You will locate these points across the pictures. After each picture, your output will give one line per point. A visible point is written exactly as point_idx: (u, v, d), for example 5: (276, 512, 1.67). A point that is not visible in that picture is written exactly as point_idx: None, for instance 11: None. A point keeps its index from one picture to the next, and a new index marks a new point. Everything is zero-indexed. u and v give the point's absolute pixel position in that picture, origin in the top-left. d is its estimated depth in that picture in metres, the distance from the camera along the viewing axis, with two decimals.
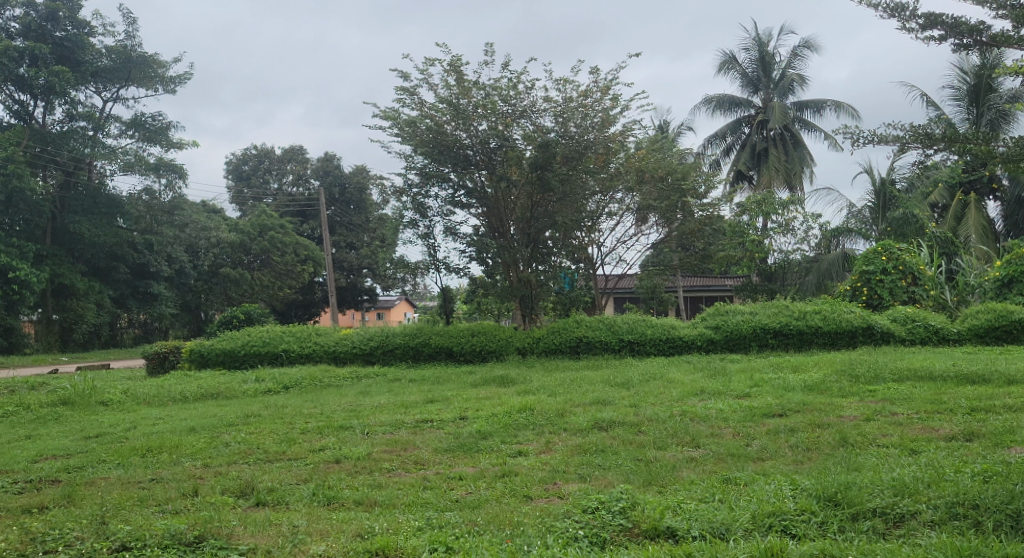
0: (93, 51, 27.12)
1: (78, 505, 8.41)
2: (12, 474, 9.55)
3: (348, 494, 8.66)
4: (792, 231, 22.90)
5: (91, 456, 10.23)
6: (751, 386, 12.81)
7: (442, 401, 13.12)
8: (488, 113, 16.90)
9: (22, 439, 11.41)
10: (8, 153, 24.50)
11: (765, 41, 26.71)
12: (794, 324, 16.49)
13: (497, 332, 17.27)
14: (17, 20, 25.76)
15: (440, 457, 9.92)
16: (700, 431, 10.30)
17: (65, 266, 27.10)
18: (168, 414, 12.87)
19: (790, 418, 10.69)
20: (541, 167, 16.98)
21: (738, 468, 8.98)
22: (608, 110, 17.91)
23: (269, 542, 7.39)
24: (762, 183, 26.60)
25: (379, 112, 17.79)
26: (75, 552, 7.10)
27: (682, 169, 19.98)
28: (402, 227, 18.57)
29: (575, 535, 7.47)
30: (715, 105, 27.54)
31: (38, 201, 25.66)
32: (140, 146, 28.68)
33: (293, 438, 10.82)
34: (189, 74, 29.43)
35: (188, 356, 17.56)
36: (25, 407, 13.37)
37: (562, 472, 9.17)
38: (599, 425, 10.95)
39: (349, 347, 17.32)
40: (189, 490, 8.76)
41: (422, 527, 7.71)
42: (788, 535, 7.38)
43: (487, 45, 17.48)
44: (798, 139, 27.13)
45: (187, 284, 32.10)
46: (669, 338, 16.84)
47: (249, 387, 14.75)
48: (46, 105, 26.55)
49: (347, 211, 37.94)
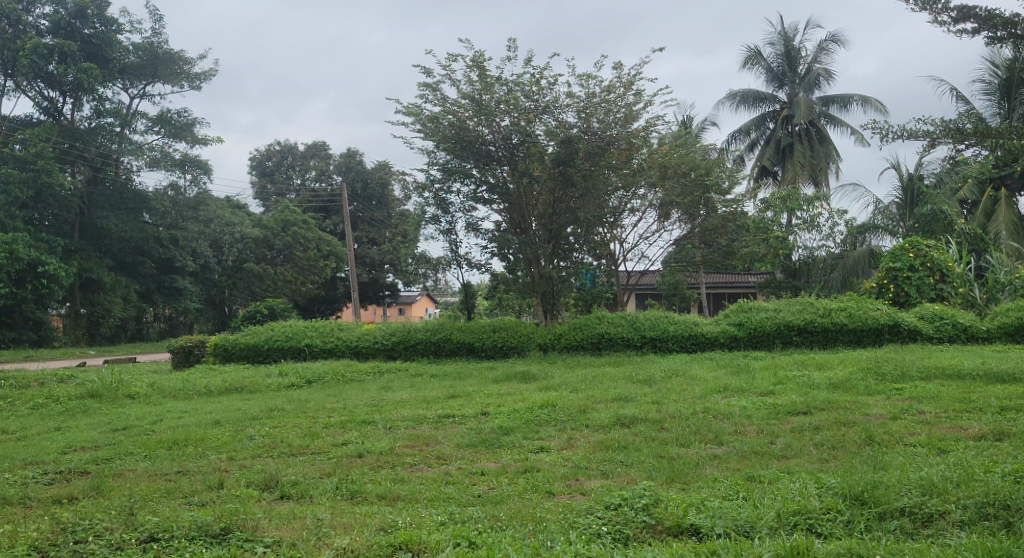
0: (121, 48, 27.32)
1: (107, 496, 8.49)
2: (42, 466, 9.66)
3: (371, 488, 8.70)
4: (817, 227, 22.68)
5: (119, 448, 10.33)
6: (775, 384, 12.71)
7: (463, 397, 13.14)
8: (510, 109, 16.91)
9: (51, 431, 11.52)
10: (37, 149, 24.79)
11: (791, 35, 26.54)
12: (819, 321, 16.38)
13: (519, 327, 17.26)
14: (47, 18, 25.96)
15: (463, 452, 9.94)
16: (724, 429, 10.25)
17: (93, 261, 27.38)
18: (194, 407, 12.96)
19: (815, 416, 10.60)
20: (563, 163, 17.06)
21: (762, 466, 8.93)
22: (631, 106, 17.85)
23: (294, 535, 7.41)
24: (788, 180, 26.37)
25: (402, 108, 17.85)
26: (105, 542, 7.16)
27: (705, 165, 19.88)
28: (424, 223, 18.61)
29: (598, 532, 7.45)
30: (739, 101, 27.37)
31: (67, 197, 25.97)
32: (165, 143, 28.89)
33: (316, 433, 10.88)
34: (214, 71, 29.66)
35: (213, 350, 17.74)
36: (55, 399, 13.53)
37: (584, 468, 9.17)
38: (620, 423, 10.91)
39: (371, 343, 17.39)
40: (215, 483, 8.84)
41: (444, 521, 7.73)
42: (814, 533, 7.34)
43: (509, 40, 17.51)
44: (823, 134, 26.83)
45: (211, 279, 32.34)
46: (692, 334, 16.77)
47: (272, 382, 14.83)
48: (74, 102, 26.85)
49: (369, 207, 38.12)
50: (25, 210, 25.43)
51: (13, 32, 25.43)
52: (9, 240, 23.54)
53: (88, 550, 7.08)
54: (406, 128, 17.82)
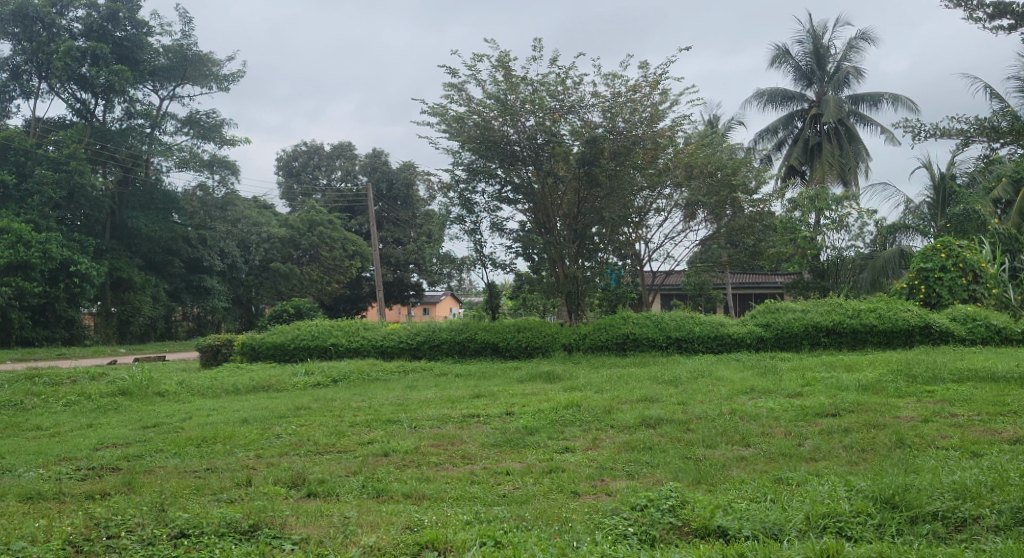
0: (152, 50, 27.62)
1: (138, 492, 8.59)
2: (75, 462, 9.77)
3: (397, 486, 8.74)
4: (847, 227, 22.46)
5: (149, 445, 10.44)
6: (803, 385, 12.62)
7: (488, 397, 13.15)
8: (535, 109, 16.91)
9: (83, 428, 11.67)
10: (70, 150, 25.09)
11: (820, 33, 26.29)
12: (848, 322, 16.25)
13: (543, 328, 17.24)
14: (80, 21, 26.28)
15: (488, 452, 9.95)
16: (751, 430, 10.19)
17: (123, 260, 27.71)
18: (222, 405, 13.09)
19: (844, 418, 10.54)
20: (588, 163, 17.07)
21: (790, 468, 8.88)
22: (657, 105, 17.81)
23: (321, 533, 7.45)
24: (816, 179, 26.14)
25: (428, 108, 17.90)
26: (137, 538, 7.23)
27: (732, 164, 19.75)
28: (448, 223, 18.64)
29: (624, 533, 7.44)
30: (767, 100, 27.20)
31: (99, 197, 26.27)
32: (194, 144, 29.16)
33: (342, 431, 10.93)
34: (242, 73, 29.89)
35: (240, 348, 17.86)
36: (86, 396, 13.69)
37: (610, 468, 9.15)
38: (646, 423, 10.87)
39: (396, 342, 17.45)
40: (243, 480, 8.91)
41: (470, 521, 7.73)
42: (843, 537, 7.28)
43: (535, 41, 17.53)
44: (852, 133, 26.57)
45: (239, 279, 32.62)
46: (718, 335, 16.66)
47: (299, 380, 14.92)
48: (106, 104, 27.16)
49: (394, 208, 38.21)
50: (59, 211, 25.72)
51: (47, 35, 25.73)
52: (42, 239, 23.85)
53: (121, 545, 7.15)
54: (432, 128, 17.85)
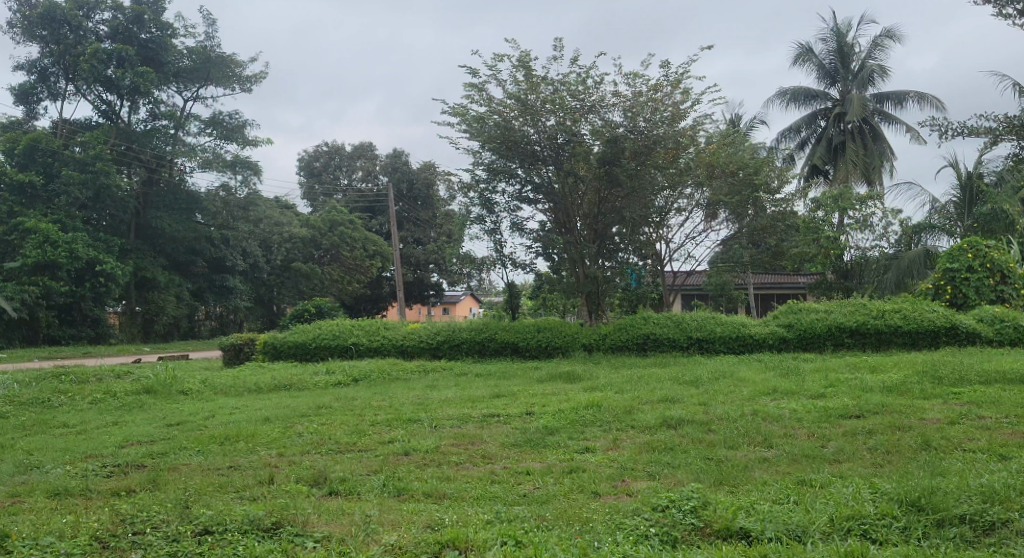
0: (176, 52, 27.84)
1: (163, 489, 8.65)
2: (101, 459, 9.87)
3: (418, 485, 8.74)
4: (870, 227, 22.27)
5: (173, 443, 10.52)
6: (826, 386, 12.54)
7: (508, 396, 13.16)
8: (556, 109, 16.89)
9: (109, 425, 11.77)
10: (96, 151, 25.32)
11: (844, 31, 26.08)
12: (872, 323, 16.12)
13: (564, 328, 17.23)
14: (106, 23, 26.53)
15: (508, 452, 9.94)
16: (774, 431, 10.13)
17: (148, 260, 27.94)
18: (245, 404, 13.16)
19: (868, 419, 10.46)
20: (609, 163, 17.04)
21: (814, 469, 8.82)
22: (678, 104, 17.75)
23: (343, 531, 7.47)
24: (839, 179, 25.92)
25: (448, 109, 17.93)
26: (161, 534, 7.27)
27: (754, 164, 19.64)
28: (469, 223, 18.66)
29: (646, 534, 7.40)
30: (790, 98, 27.05)
31: (124, 197, 26.51)
32: (217, 144, 29.36)
33: (364, 430, 10.96)
34: (265, 73, 30.06)
35: (262, 347, 17.95)
36: (112, 394, 13.82)
37: (631, 469, 9.12)
38: (667, 424, 10.83)
39: (417, 342, 17.49)
40: (266, 478, 8.96)
41: (491, 521, 7.72)
42: (868, 539, 7.22)
43: (555, 40, 17.51)
44: (877, 132, 26.35)
45: (261, 278, 32.82)
46: (740, 336, 16.57)
47: (320, 379, 14.98)
48: (131, 105, 27.39)
49: (415, 207, 38.30)
50: (84, 211, 25.94)
51: (74, 38, 25.99)
52: (68, 239, 24.10)
53: (146, 541, 7.19)
54: (453, 128, 17.89)
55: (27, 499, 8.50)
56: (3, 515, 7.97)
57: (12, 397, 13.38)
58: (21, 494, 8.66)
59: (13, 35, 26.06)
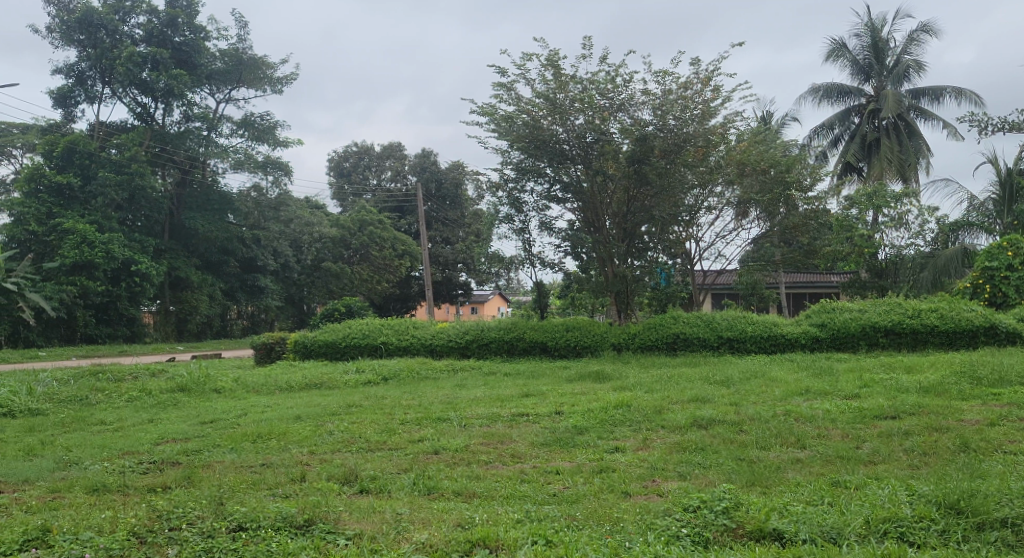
0: (209, 54, 28.10)
1: (197, 486, 8.72)
2: (137, 456, 9.96)
3: (447, 484, 8.74)
4: (906, 225, 21.94)
5: (208, 440, 10.60)
6: (861, 386, 12.39)
7: (537, 396, 13.15)
8: (585, 107, 16.81)
9: (144, 423, 11.88)
10: (131, 153, 25.58)
11: (878, 26, 25.75)
12: (908, 322, 15.92)
13: (593, 327, 17.16)
14: (141, 27, 26.82)
15: (538, 451, 9.91)
16: (807, 432, 10.02)
17: (181, 260, 28.25)
18: (276, 402, 13.24)
19: (904, 420, 10.31)
20: (639, 161, 16.93)
21: (848, 471, 8.70)
22: (709, 102, 17.62)
23: (375, 529, 7.49)
24: (873, 176, 25.57)
25: (477, 108, 17.94)
26: (196, 530, 7.31)
27: (786, 162, 19.43)
28: (497, 222, 18.65)
29: (677, 535, 7.34)
30: (823, 95, 26.76)
31: (158, 198, 26.82)
32: (249, 145, 29.60)
33: (394, 429, 10.97)
34: (296, 75, 30.26)
35: (293, 347, 18.05)
36: (146, 392, 13.97)
37: (661, 469, 9.05)
38: (697, 423, 10.75)
39: (446, 341, 17.50)
40: (297, 476, 9.00)
41: (521, 520, 7.70)
42: (906, 542, 7.11)
43: (585, 39, 17.46)
44: (912, 129, 25.97)
45: (291, 278, 33.06)
46: (772, 336, 16.42)
47: (350, 379, 15.02)
48: (165, 107, 27.67)
49: (443, 207, 38.33)
50: (120, 212, 26.25)
51: (110, 42, 26.29)
52: (105, 240, 24.41)
53: (182, 537, 7.23)
54: (481, 128, 17.89)
55: (66, 495, 8.59)
56: (43, 511, 8.06)
57: (50, 394, 13.55)
58: (60, 490, 8.75)
59: (52, 39, 26.44)
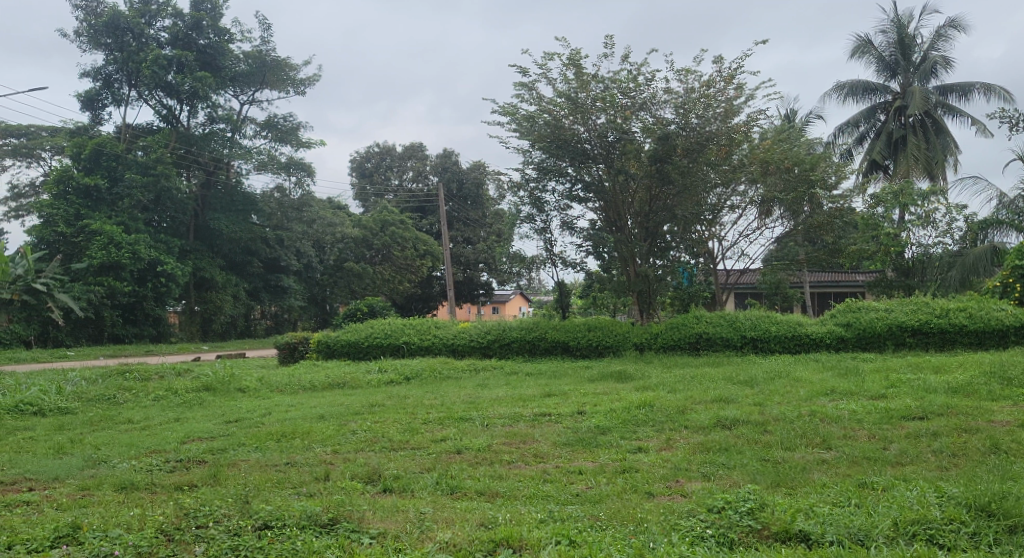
0: (233, 57, 28.27)
1: (224, 484, 8.77)
2: (164, 454, 10.02)
3: (470, 484, 8.73)
4: (933, 223, 21.70)
5: (233, 439, 10.65)
6: (887, 386, 12.27)
7: (559, 395, 13.12)
8: (607, 106, 16.76)
9: (171, 422, 11.96)
10: (157, 154, 25.80)
11: (905, 22, 25.50)
12: (935, 322, 15.76)
13: (615, 327, 17.10)
14: (167, 30, 27.04)
15: (560, 451, 9.88)
16: (832, 432, 9.93)
17: (206, 260, 28.47)
18: (301, 401, 13.29)
19: (933, 421, 10.18)
20: (661, 160, 16.86)
21: (875, 472, 8.61)
22: (732, 100, 17.49)
23: (399, 528, 7.50)
24: (900, 174, 25.29)
25: (498, 108, 17.94)
26: (223, 529, 7.34)
27: (810, 160, 19.27)
28: (518, 222, 18.63)
29: (702, 535, 7.29)
30: (847, 92, 26.54)
31: (183, 199, 27.02)
32: (272, 146, 29.77)
33: (416, 428, 10.99)
34: (318, 76, 30.38)
35: (316, 346, 18.12)
36: (173, 391, 14.07)
37: (684, 469, 9.00)
38: (722, 424, 10.67)
39: (468, 341, 17.50)
40: (322, 474, 9.03)
41: (544, 520, 7.68)
42: (935, 545, 7.03)
43: (607, 38, 17.41)
44: (940, 126, 25.68)
45: (314, 278, 33.22)
46: (796, 335, 16.30)
47: (373, 378, 15.07)
48: (190, 109, 27.88)
49: (464, 207, 38.36)
50: (146, 212, 26.47)
51: (136, 45, 26.51)
52: (132, 240, 24.63)
53: (209, 535, 7.26)
54: (503, 128, 17.90)
55: (95, 493, 8.66)
56: (73, 508, 8.14)
57: (79, 393, 13.67)
58: (89, 487, 8.83)
59: (79, 43, 26.71)
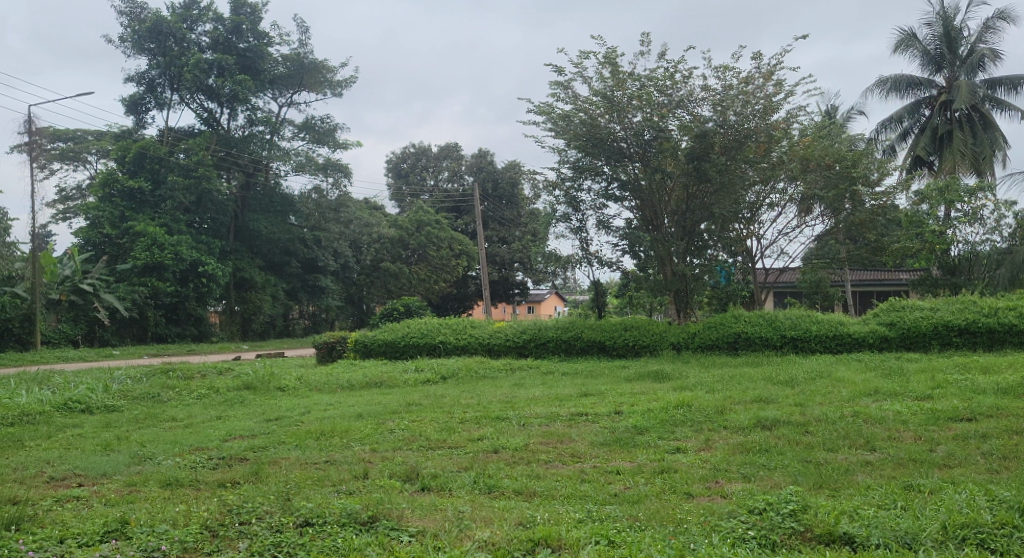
0: (271, 60, 28.53)
1: (265, 482, 8.82)
2: (206, 452, 10.12)
3: (508, 483, 8.69)
4: (980, 220, 21.25)
5: (273, 438, 10.70)
6: (934, 387, 12.03)
7: (596, 395, 13.04)
8: (643, 105, 16.63)
9: (213, 420, 12.08)
10: (198, 157, 26.04)
11: (951, 15, 25.03)
12: (983, 321, 15.45)
13: (652, 326, 16.97)
14: (208, 34, 27.34)
15: (597, 450, 9.81)
16: (876, 434, 9.73)
17: (245, 261, 28.77)
18: (339, 400, 13.33)
19: (981, 423, 9.95)
20: (697, 158, 16.73)
21: (921, 474, 8.42)
22: (771, 97, 17.29)
23: (437, 527, 7.47)
24: (945, 169, 24.83)
25: (534, 107, 17.91)
26: (265, 525, 7.37)
27: (852, 157, 18.92)
28: (554, 221, 18.57)
29: (743, 536, 7.18)
30: (890, 87, 26.13)
31: (223, 201, 27.29)
32: (310, 148, 29.98)
33: (453, 427, 10.99)
34: (355, 78, 30.55)
35: (353, 345, 18.20)
36: (214, 390, 14.20)
37: (724, 470, 8.88)
38: (762, 424, 10.54)
39: (503, 340, 17.48)
40: (360, 473, 9.03)
41: (582, 520, 7.61)
42: (986, 549, 6.86)
43: (644, 36, 17.29)
44: (987, 120, 25.17)
45: (351, 278, 33.42)
46: (838, 334, 16.05)
47: (409, 378, 15.09)
48: (230, 112, 28.16)
49: (500, 206, 38.34)
50: (187, 214, 26.74)
51: (178, 49, 26.80)
52: (174, 241, 24.95)
53: (252, 531, 7.30)
54: (538, 127, 17.88)
55: (142, 489, 8.76)
56: (120, 503, 8.22)
57: (125, 392, 13.86)
58: (136, 483, 8.93)
59: (124, 48, 27.10)
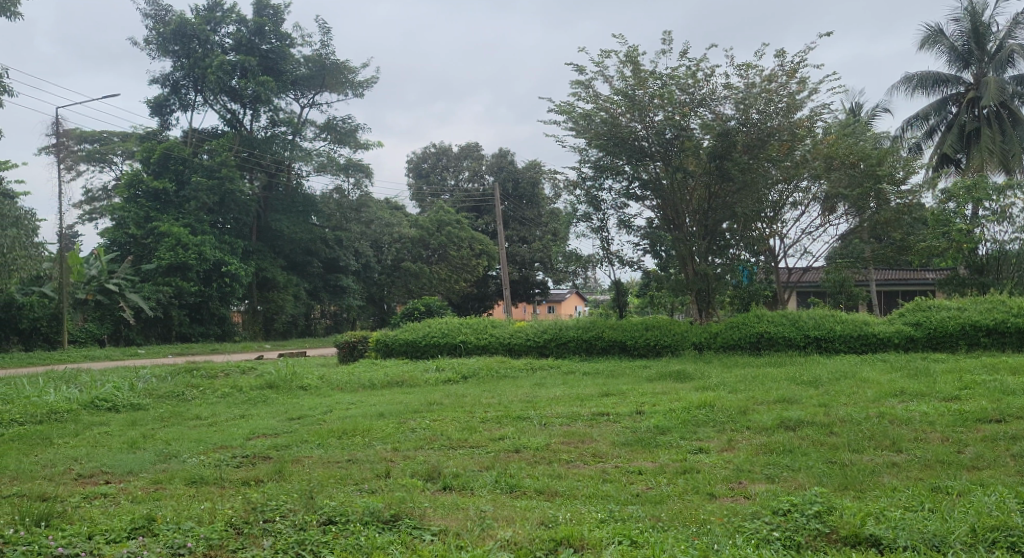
0: (294, 61, 28.62)
1: (288, 480, 8.82)
2: (230, 450, 10.16)
3: (530, 482, 8.66)
4: (1009, 219, 20.98)
5: (296, 436, 10.73)
6: (961, 388, 11.87)
7: (618, 395, 12.97)
8: (665, 103, 16.54)
9: (236, 418, 12.13)
10: (222, 157, 26.13)
11: (978, 10, 24.71)
12: (1012, 320, 15.24)
13: (673, 326, 16.88)
14: (231, 36, 27.50)
15: (618, 450, 9.76)
16: (903, 435, 9.60)
17: (268, 261, 28.91)
18: (361, 400, 13.35)
19: (1011, 424, 9.80)
20: (720, 157, 16.63)
21: (949, 476, 8.31)
22: (794, 94, 17.16)
23: (459, 526, 7.45)
24: (973, 167, 24.52)
25: (555, 107, 17.88)
26: (289, 523, 7.38)
27: (877, 155, 18.74)
28: (575, 220, 18.52)
29: (768, 538, 7.10)
30: (916, 84, 25.90)
31: (246, 201, 27.42)
32: (331, 148, 30.07)
33: (475, 427, 10.96)
34: (376, 79, 30.61)
35: (374, 345, 18.23)
36: (237, 388, 14.26)
37: (747, 471, 8.80)
38: (785, 424, 10.44)
39: (524, 340, 17.44)
40: (382, 472, 9.02)
41: (604, 519, 7.57)
42: (1016, 552, 6.76)
43: (666, 34, 17.20)
44: (1016, 117, 24.81)
45: (372, 278, 33.50)
46: (862, 334, 15.88)
47: (431, 377, 15.08)
48: (253, 113, 28.31)
49: (520, 206, 38.33)
50: (211, 214, 26.88)
51: (202, 51, 26.96)
52: (198, 241, 25.10)
53: (276, 529, 7.31)
54: (559, 126, 17.84)
55: (167, 486, 8.80)
56: (147, 501, 8.27)
57: (150, 390, 13.96)
58: (161, 481, 8.97)
59: (149, 50, 27.34)
